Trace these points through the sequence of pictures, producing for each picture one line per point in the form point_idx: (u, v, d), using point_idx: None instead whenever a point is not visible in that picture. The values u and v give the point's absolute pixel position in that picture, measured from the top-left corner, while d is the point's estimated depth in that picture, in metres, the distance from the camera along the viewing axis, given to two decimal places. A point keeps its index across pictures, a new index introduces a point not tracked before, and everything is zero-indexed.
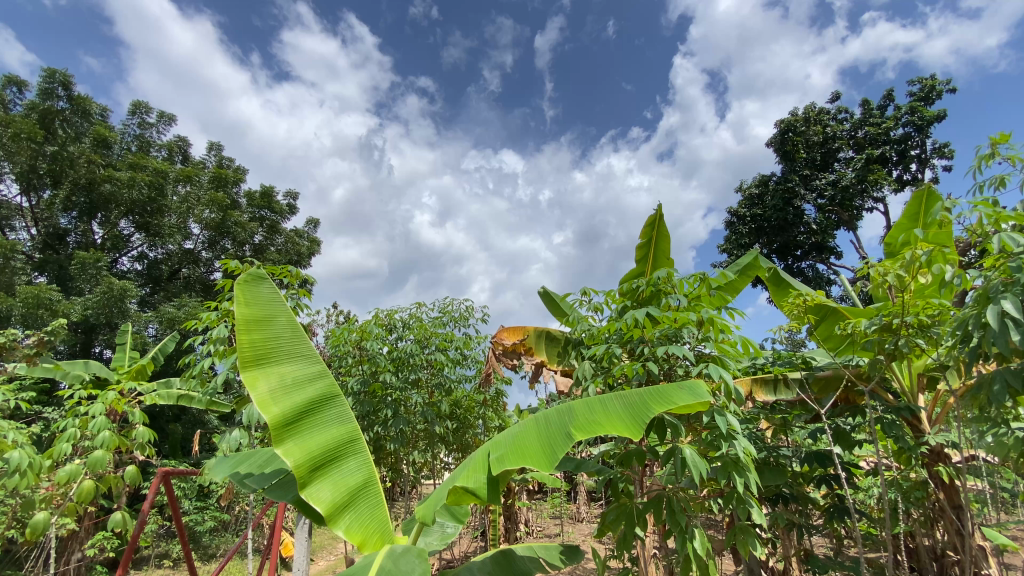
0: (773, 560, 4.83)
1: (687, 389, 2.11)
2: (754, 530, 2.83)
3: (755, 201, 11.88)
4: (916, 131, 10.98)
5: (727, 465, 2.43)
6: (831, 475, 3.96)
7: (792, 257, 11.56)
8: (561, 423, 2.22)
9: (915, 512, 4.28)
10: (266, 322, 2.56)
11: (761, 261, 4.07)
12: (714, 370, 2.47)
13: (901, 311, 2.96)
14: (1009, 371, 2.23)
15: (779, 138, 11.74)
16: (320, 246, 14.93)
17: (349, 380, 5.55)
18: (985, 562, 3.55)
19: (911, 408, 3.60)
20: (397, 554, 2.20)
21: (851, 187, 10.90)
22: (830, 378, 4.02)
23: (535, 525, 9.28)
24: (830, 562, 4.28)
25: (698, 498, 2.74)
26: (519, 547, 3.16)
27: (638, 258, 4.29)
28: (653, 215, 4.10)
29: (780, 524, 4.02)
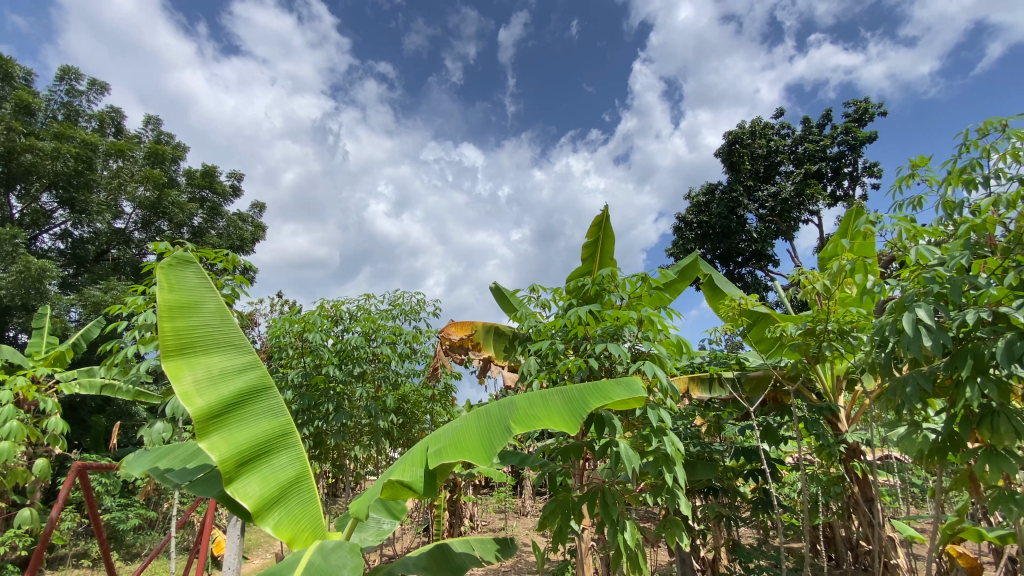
0: (704, 550, 5.07)
1: (624, 384, 2.17)
2: (683, 522, 2.96)
3: (702, 209, 12.36)
4: (849, 150, 11.72)
5: (658, 459, 2.53)
6: (758, 469, 4.19)
7: (733, 263, 12.13)
8: (501, 417, 2.22)
9: (833, 505, 4.59)
10: (192, 309, 2.42)
11: (701, 265, 4.23)
12: (650, 368, 2.56)
13: (825, 316, 3.15)
14: (920, 374, 2.40)
15: (726, 149, 12.25)
16: (266, 232, 14.29)
17: (290, 372, 5.35)
18: (893, 552, 3.85)
19: (831, 407, 3.85)
20: (328, 549, 2.13)
21: (790, 199, 11.55)
22: (761, 378, 4.23)
23: (479, 519, 9.32)
24: (755, 552, 4.55)
25: (633, 492, 2.82)
26: (455, 541, 3.16)
27: (586, 257, 4.36)
28: (599, 216, 4.17)
29: (710, 516, 4.23)
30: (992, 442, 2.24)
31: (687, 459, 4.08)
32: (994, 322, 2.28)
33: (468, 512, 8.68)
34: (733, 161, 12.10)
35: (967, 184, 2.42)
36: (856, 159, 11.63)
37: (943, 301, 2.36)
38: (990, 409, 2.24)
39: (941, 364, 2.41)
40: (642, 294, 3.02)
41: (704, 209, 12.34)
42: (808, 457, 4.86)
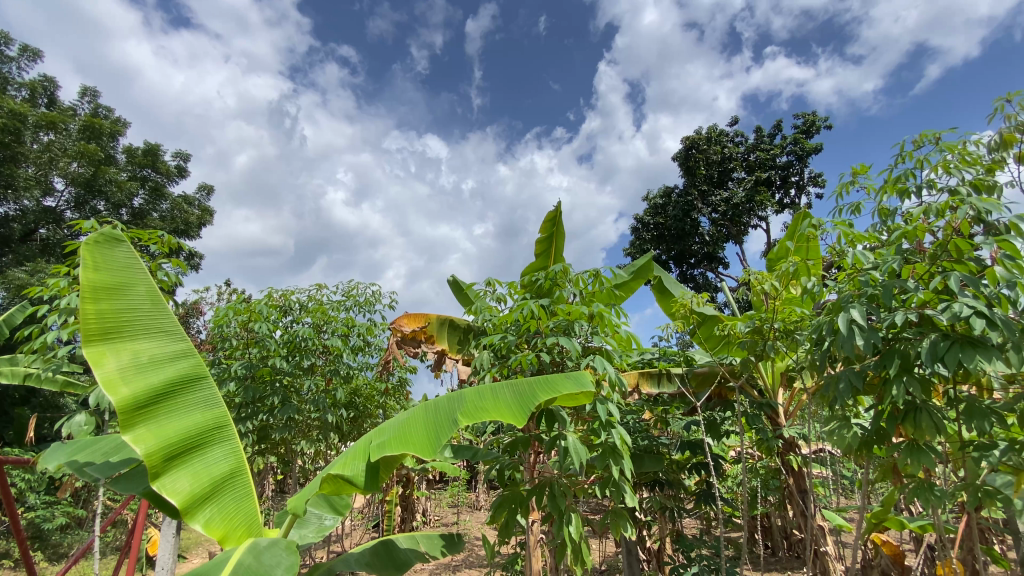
0: (650, 541, 5.22)
1: (573, 378, 2.18)
2: (626, 514, 3.02)
3: (659, 210, 12.71)
4: (797, 160, 12.27)
5: (605, 452, 2.57)
6: (702, 462, 4.34)
7: (686, 264, 12.54)
8: (449, 409, 2.18)
9: (770, 497, 4.82)
10: (120, 291, 2.25)
11: (654, 264, 4.32)
12: (600, 362, 2.61)
13: (769, 316, 3.28)
14: (853, 372, 2.52)
15: (683, 154, 12.64)
16: (214, 216, 13.61)
17: (233, 363, 5.10)
18: (823, 540, 4.08)
19: (771, 403, 4.03)
20: (261, 548, 2.04)
21: (741, 205, 12.01)
22: (707, 373, 4.45)
23: (432, 514, 9.26)
24: (697, 542, 4.73)
25: (581, 485, 2.84)
26: (401, 535, 3.11)
27: (539, 253, 4.37)
28: (553, 212, 4.19)
29: (656, 508, 4.36)
30: (915, 436, 2.38)
31: (636, 453, 4.18)
32: (920, 322, 2.42)
33: (421, 507, 8.60)
34: (689, 166, 12.46)
35: (901, 193, 2.56)
36: (803, 168, 12.21)
37: (875, 302, 2.49)
38: (913, 405, 2.39)
39: (872, 363, 2.54)
40: (594, 290, 3.05)
41: (660, 211, 12.66)
42: (749, 450, 5.08)
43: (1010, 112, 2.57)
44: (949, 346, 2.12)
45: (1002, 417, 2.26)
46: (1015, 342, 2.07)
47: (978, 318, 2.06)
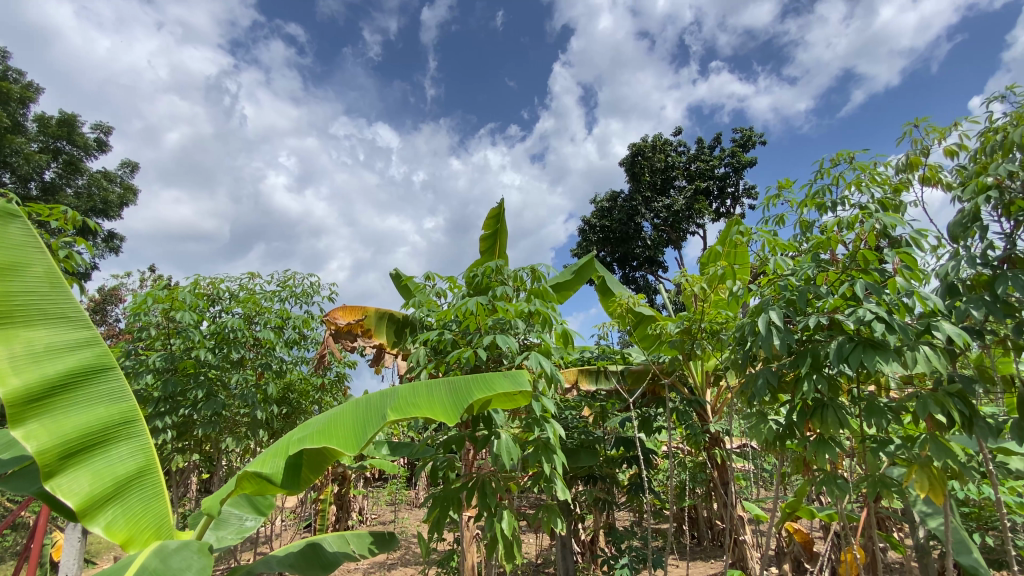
0: (584, 533, 5.36)
1: (509, 376, 2.18)
2: (557, 509, 3.07)
3: (606, 213, 13.06)
4: (734, 172, 12.93)
5: (539, 448, 2.60)
6: (635, 457, 4.50)
7: (629, 266, 12.97)
8: (380, 404, 2.13)
9: (697, 490, 5.08)
10: (12, 272, 2.03)
11: (595, 265, 4.42)
12: (536, 360, 2.63)
13: (698, 317, 3.45)
14: (770, 371, 2.69)
15: (629, 160, 13.01)
16: (137, 196, 12.60)
17: (151, 354, 4.74)
18: (742, 529, 4.33)
19: (699, 400, 4.25)
20: (169, 551, 1.92)
21: (681, 212, 12.54)
22: (641, 371, 4.67)
23: (370, 512, 9.07)
24: (627, 534, 4.91)
25: (514, 481, 2.86)
26: (331, 535, 3.02)
27: (481, 249, 4.37)
28: (495, 208, 4.19)
29: (589, 501, 4.48)
30: (823, 431, 2.56)
31: (572, 448, 4.27)
32: (830, 326, 2.61)
33: (357, 506, 8.38)
34: (635, 172, 12.85)
35: (819, 207, 2.75)
36: (740, 180, 12.87)
37: (793, 307, 2.67)
38: (821, 403, 2.57)
39: (787, 363, 2.71)
40: (534, 288, 3.08)
41: (606, 214, 13.04)
42: (679, 446, 5.30)
43: (916, 138, 2.81)
44: (853, 348, 2.30)
45: (897, 414, 2.47)
46: (909, 345, 2.27)
47: (879, 323, 2.24)
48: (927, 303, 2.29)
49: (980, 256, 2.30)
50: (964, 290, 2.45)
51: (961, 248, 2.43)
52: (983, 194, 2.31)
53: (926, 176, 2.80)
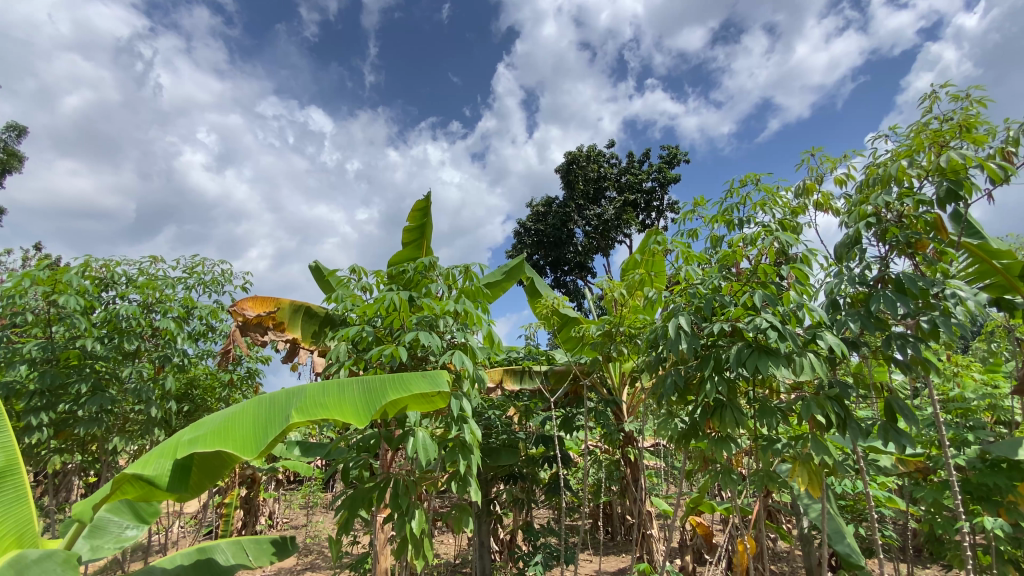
0: (503, 532, 5.40)
1: (428, 378, 2.12)
2: (471, 508, 3.05)
3: (540, 218, 13.32)
4: (660, 187, 13.60)
5: (455, 447, 2.56)
6: (554, 456, 4.60)
7: (560, 270, 13.31)
8: (286, 404, 2.03)
9: (611, 487, 5.28)
10: None
11: (524, 266, 4.47)
12: (459, 358, 2.58)
13: (618, 322, 3.60)
14: (679, 374, 2.85)
15: (565, 167, 13.31)
16: (22, 164, 11.14)
17: (24, 343, 4.19)
18: (650, 524, 4.55)
19: (616, 401, 4.43)
20: (27, 561, 1.71)
21: (611, 221, 13.00)
22: (563, 371, 4.79)
23: (280, 516, 8.61)
24: (544, 531, 5.00)
25: (429, 479, 2.80)
26: (224, 542, 2.86)
27: (408, 244, 4.28)
28: (425, 203, 4.12)
29: (508, 500, 4.53)
30: (722, 430, 2.75)
31: (493, 447, 4.28)
32: (733, 333, 2.80)
33: (266, 510, 7.91)
34: (569, 179, 13.17)
35: (728, 223, 2.95)
36: (665, 194, 13.54)
37: (701, 314, 2.85)
38: (721, 404, 2.76)
39: (694, 366, 2.89)
40: (464, 287, 3.05)
41: (541, 219, 13.30)
42: (597, 445, 5.48)
43: (813, 166, 3.07)
44: (750, 353, 2.50)
45: (785, 414, 2.70)
46: (797, 352, 2.49)
47: (773, 331, 2.45)
48: (814, 316, 2.54)
49: (858, 276, 2.59)
50: (844, 305, 2.74)
51: (844, 267, 2.71)
52: (863, 220, 2.60)
53: (819, 201, 3.09)
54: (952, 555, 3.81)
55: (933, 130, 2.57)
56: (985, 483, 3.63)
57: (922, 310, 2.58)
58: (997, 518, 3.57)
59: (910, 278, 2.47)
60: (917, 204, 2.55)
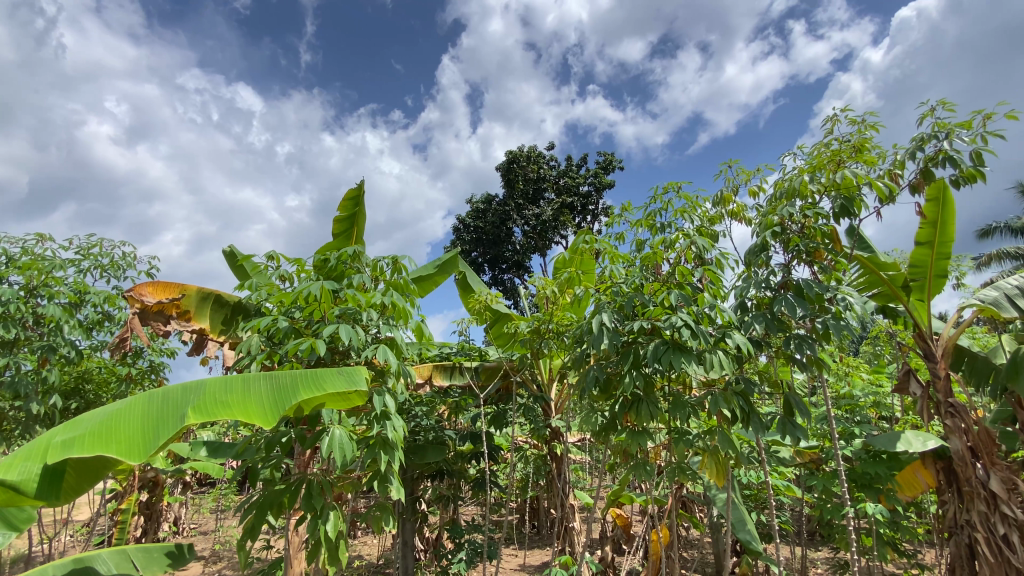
0: (429, 531, 5.33)
1: (344, 375, 2.01)
2: (391, 507, 2.95)
3: (480, 215, 13.32)
4: (596, 191, 13.96)
5: (374, 444, 2.44)
6: (482, 452, 4.59)
7: (498, 268, 13.37)
8: (179, 402, 1.90)
9: (538, 483, 5.36)
10: None
11: (458, 260, 4.41)
12: (382, 352, 2.41)
13: (547, 319, 3.66)
14: (600, 370, 2.94)
15: (505, 166, 13.35)
16: None
17: None
18: (573, 518, 4.66)
19: (543, 397, 4.50)
20: None
21: (548, 222, 13.18)
22: (494, 368, 4.80)
23: (187, 522, 8.01)
24: (469, 528, 4.99)
25: (344, 480, 2.68)
26: (106, 552, 2.59)
27: (336, 233, 4.10)
28: (355, 191, 3.97)
29: (434, 497, 4.47)
30: (639, 424, 2.85)
31: (420, 444, 4.20)
32: (652, 330, 2.91)
33: (170, 515, 7.32)
34: (509, 179, 13.24)
35: (652, 227, 3.07)
36: (600, 198, 13.91)
37: (623, 313, 2.95)
38: (638, 398, 2.87)
39: (614, 361, 2.99)
40: (393, 280, 2.92)
41: (481, 216, 13.32)
42: (525, 441, 5.54)
43: (730, 177, 3.23)
44: (666, 350, 2.63)
45: (696, 408, 2.86)
46: (708, 350, 2.64)
47: (686, 329, 2.58)
48: (724, 316, 2.72)
49: (763, 280, 2.80)
50: (751, 307, 2.95)
51: (752, 272, 2.90)
52: (770, 230, 2.80)
53: (734, 211, 3.28)
54: (839, 538, 4.20)
55: (832, 150, 2.81)
56: (868, 472, 4.03)
57: (817, 314, 2.81)
58: (877, 503, 3.99)
59: (808, 284, 2.69)
60: (817, 217, 2.78)
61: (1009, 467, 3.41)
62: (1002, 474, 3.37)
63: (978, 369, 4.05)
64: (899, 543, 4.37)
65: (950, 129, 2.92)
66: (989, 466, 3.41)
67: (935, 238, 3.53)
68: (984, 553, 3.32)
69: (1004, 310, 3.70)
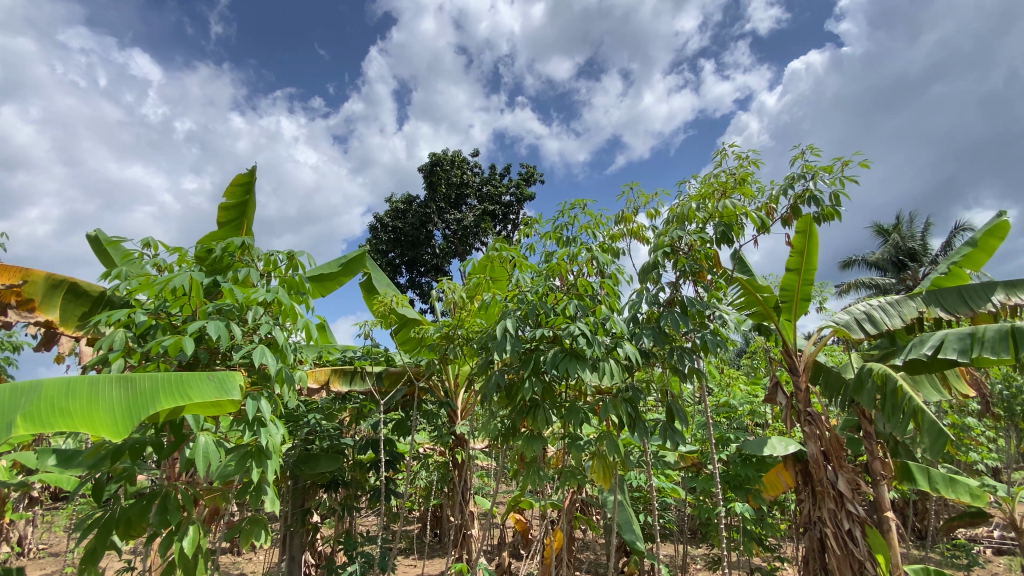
0: (322, 543, 5.05)
1: (215, 381, 1.84)
2: (267, 520, 2.75)
3: (399, 215, 13.01)
4: (518, 202, 14.17)
5: (252, 452, 2.26)
6: (382, 460, 4.44)
7: (415, 271, 13.11)
8: (7, 407, 1.64)
9: (440, 491, 5.28)
10: None
11: (365, 260, 4.26)
12: (260, 353, 2.19)
13: (454, 325, 3.63)
14: (500, 377, 2.97)
15: (428, 168, 13.18)
16: None
17: None
18: (472, 525, 4.65)
19: (449, 403, 4.46)
20: None
21: (470, 228, 13.15)
22: (397, 373, 4.67)
23: (33, 543, 6.95)
24: (365, 540, 4.80)
25: (211, 493, 2.47)
26: None
27: (222, 223, 3.82)
28: (245, 177, 3.71)
29: (326, 508, 4.24)
30: (537, 430, 2.92)
31: (312, 453, 3.95)
32: (553, 338, 2.99)
33: (12, 535, 6.31)
34: (431, 181, 13.09)
35: (559, 239, 3.17)
36: (521, 208, 14.14)
37: (527, 321, 3.00)
38: (535, 404, 2.95)
39: (515, 368, 3.06)
40: (286, 276, 2.74)
41: (400, 216, 13.02)
42: (430, 449, 5.44)
43: (631, 198, 3.42)
44: (563, 357, 2.73)
45: (588, 414, 2.98)
46: (601, 358, 2.77)
47: (582, 338, 2.69)
48: (617, 327, 2.88)
49: (654, 296, 3.00)
50: (643, 320, 3.14)
51: (646, 288, 3.09)
52: (661, 250, 3.01)
53: (634, 230, 3.49)
54: (714, 535, 4.57)
55: (719, 181, 3.07)
56: (739, 474, 4.44)
57: (697, 329, 3.05)
58: (746, 503, 4.39)
59: (691, 302, 2.94)
60: (703, 241, 3.03)
61: (853, 469, 3.94)
62: (848, 475, 3.88)
63: (832, 382, 4.61)
64: (763, 539, 4.83)
65: (815, 171, 3.31)
66: (838, 468, 3.89)
67: (801, 266, 3.99)
68: (831, 546, 3.78)
69: (853, 332, 4.27)
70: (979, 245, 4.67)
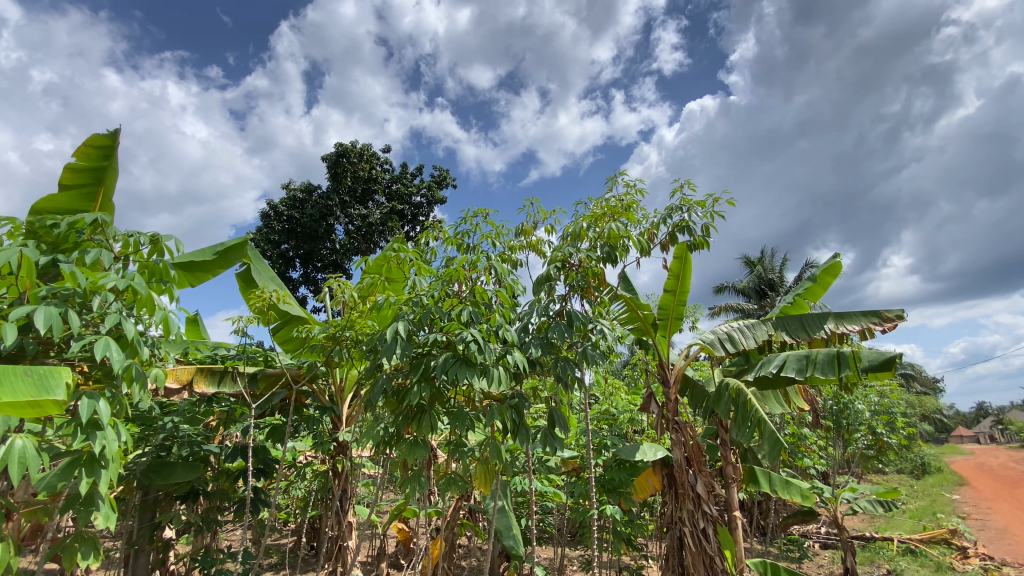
0: (174, 561, 4.53)
1: (33, 378, 1.73)
2: (101, 537, 2.42)
3: (296, 205, 12.25)
4: (427, 204, 13.98)
5: (83, 459, 1.99)
6: (252, 468, 4.11)
7: (312, 266, 12.39)
8: None
9: (318, 501, 5.00)
10: None
11: (248, 250, 3.96)
12: (99, 346, 1.90)
13: (343, 325, 3.49)
14: (386, 381, 2.91)
15: (333, 158, 12.52)
16: None
17: None
18: (350, 536, 4.45)
19: (334, 408, 4.23)
20: None
21: (375, 225, 12.73)
22: (276, 375, 4.37)
23: None
24: (227, 555, 4.40)
25: (30, 505, 2.13)
26: None
27: (64, 184, 3.35)
28: (106, 139, 3.34)
29: (181, 521, 3.82)
30: (421, 435, 2.89)
31: (167, 461, 3.50)
32: (445, 343, 3.00)
33: None
34: (336, 173, 12.47)
35: (459, 246, 3.20)
36: (430, 211, 13.96)
37: (420, 324, 2.98)
38: (422, 409, 2.93)
39: (404, 372, 3.03)
40: (147, 261, 2.46)
41: (298, 205, 12.24)
42: (311, 456, 5.14)
43: (531, 213, 3.56)
44: (453, 363, 2.74)
45: (475, 419, 3.01)
46: (490, 365, 2.82)
47: (473, 344, 2.73)
48: (508, 336, 2.96)
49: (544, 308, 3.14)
50: (533, 330, 3.27)
51: (538, 299, 3.23)
52: (554, 264, 3.17)
53: (532, 243, 3.62)
54: (588, 538, 4.82)
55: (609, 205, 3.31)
56: (615, 479, 4.75)
57: (582, 341, 3.23)
58: (618, 506, 4.68)
59: (577, 315, 3.12)
60: (592, 259, 3.23)
61: (710, 473, 4.38)
62: (705, 478, 4.31)
63: (697, 395, 5.12)
64: (632, 539, 5.19)
65: (691, 205, 3.69)
66: (697, 472, 4.32)
67: (677, 288, 4.40)
68: (688, 543, 4.17)
69: (716, 350, 4.78)
70: (819, 281, 5.49)
